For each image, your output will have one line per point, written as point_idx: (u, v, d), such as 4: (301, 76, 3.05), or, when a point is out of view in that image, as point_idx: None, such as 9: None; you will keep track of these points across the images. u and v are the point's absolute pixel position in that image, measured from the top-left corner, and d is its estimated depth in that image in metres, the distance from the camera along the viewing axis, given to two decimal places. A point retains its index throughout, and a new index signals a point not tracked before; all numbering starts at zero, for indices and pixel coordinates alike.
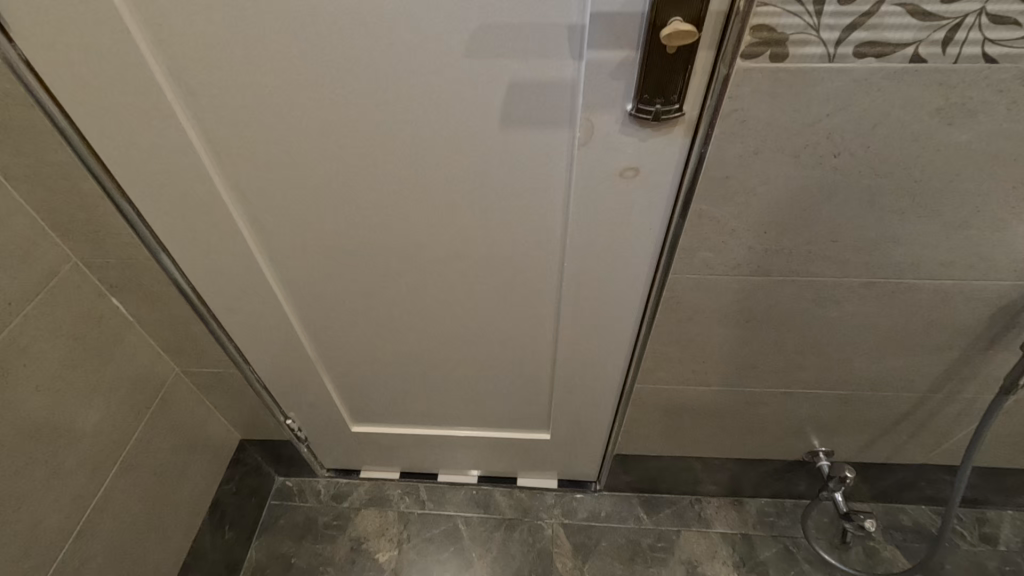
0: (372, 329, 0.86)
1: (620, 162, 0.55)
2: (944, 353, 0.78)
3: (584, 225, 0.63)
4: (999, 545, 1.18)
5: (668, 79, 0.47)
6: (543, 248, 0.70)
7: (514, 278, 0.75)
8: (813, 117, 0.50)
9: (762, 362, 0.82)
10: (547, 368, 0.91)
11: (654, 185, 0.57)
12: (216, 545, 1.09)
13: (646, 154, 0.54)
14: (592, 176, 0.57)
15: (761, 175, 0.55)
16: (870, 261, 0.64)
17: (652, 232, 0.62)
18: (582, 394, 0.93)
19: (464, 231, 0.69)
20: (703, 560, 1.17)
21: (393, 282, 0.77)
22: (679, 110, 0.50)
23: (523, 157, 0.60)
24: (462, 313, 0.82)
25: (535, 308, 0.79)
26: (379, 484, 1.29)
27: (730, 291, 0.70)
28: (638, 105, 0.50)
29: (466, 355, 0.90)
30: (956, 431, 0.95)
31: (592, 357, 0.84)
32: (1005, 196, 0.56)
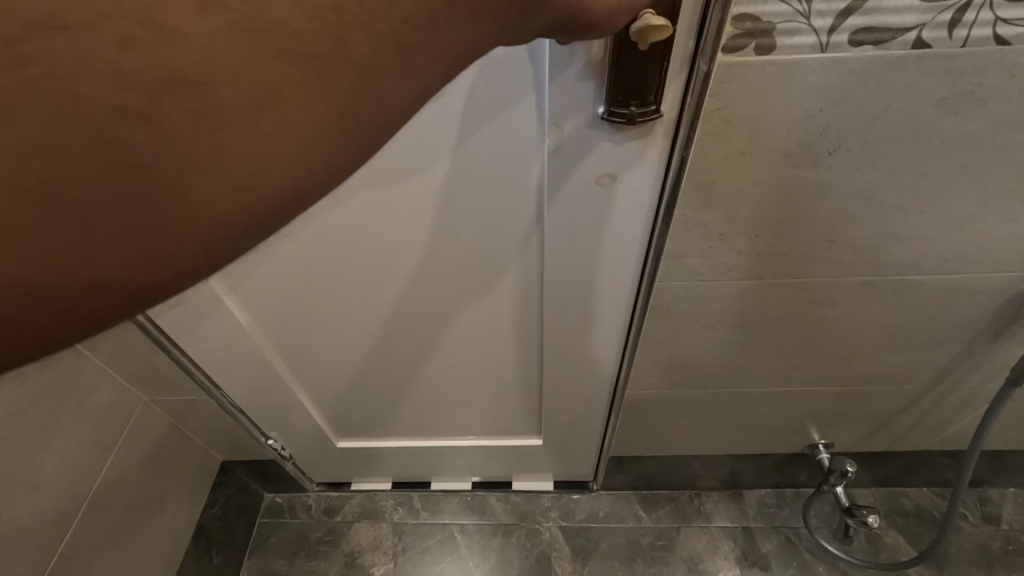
0: (346, 347, 0.82)
1: (595, 168, 0.50)
2: (947, 346, 0.74)
3: (561, 232, 0.57)
4: (1002, 525, 1.16)
5: (643, 79, 0.42)
6: (520, 256, 0.65)
7: (491, 288, 0.70)
8: (806, 112, 0.45)
9: (758, 363, 0.78)
10: (533, 376, 0.88)
11: (633, 190, 0.52)
12: (204, 570, 1.07)
13: (623, 159, 0.49)
14: (566, 184, 0.52)
15: (750, 177, 0.50)
16: (869, 260, 0.60)
17: (635, 240, 0.57)
18: (571, 403, 0.90)
19: (434, 243, 0.64)
20: (704, 557, 1.16)
21: (366, 299, 0.73)
22: (656, 111, 0.44)
23: (489, 165, 0.54)
24: (439, 327, 0.77)
25: (516, 318, 0.75)
26: (371, 494, 1.25)
27: (721, 296, 0.65)
28: (611, 107, 0.44)
29: (448, 368, 0.86)
30: (958, 419, 0.93)
31: (579, 368, 0.80)
32: (1015, 187, 0.51)
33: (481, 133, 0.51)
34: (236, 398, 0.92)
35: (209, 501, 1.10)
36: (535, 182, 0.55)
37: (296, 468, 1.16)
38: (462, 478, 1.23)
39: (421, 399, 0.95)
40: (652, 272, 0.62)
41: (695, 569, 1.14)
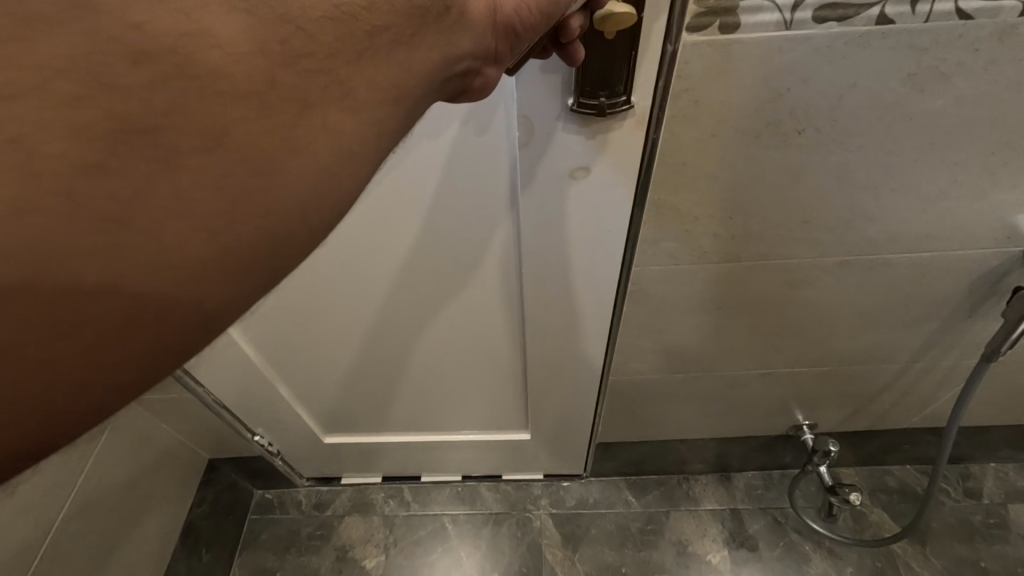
0: (329, 348, 0.82)
1: (568, 163, 0.50)
2: (924, 324, 0.75)
3: (538, 230, 0.57)
4: (983, 499, 1.19)
5: (610, 68, 0.42)
6: (499, 255, 0.65)
7: (472, 287, 0.70)
8: (773, 92, 0.45)
9: (739, 346, 0.78)
10: (519, 373, 0.88)
11: (606, 185, 0.52)
12: (194, 569, 1.07)
13: (595, 153, 0.49)
14: (538, 179, 0.52)
15: (722, 159, 0.50)
16: (844, 240, 0.60)
17: (613, 234, 0.57)
18: (557, 399, 0.90)
19: (409, 242, 0.63)
20: (693, 539, 1.17)
21: (344, 297, 0.72)
22: (627, 102, 0.44)
23: (461, 163, 0.54)
24: (421, 326, 0.77)
25: (499, 317, 0.75)
26: (361, 488, 1.25)
27: (699, 280, 0.66)
28: (580, 98, 0.44)
29: (433, 366, 0.86)
30: (937, 397, 0.94)
31: (564, 365, 0.80)
32: (984, 163, 0.52)
33: (451, 131, 0.50)
34: (219, 396, 0.91)
35: (196, 500, 1.09)
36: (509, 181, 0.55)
37: (285, 466, 1.15)
38: (453, 471, 1.23)
39: (407, 396, 0.94)
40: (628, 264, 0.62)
41: (684, 552, 1.16)
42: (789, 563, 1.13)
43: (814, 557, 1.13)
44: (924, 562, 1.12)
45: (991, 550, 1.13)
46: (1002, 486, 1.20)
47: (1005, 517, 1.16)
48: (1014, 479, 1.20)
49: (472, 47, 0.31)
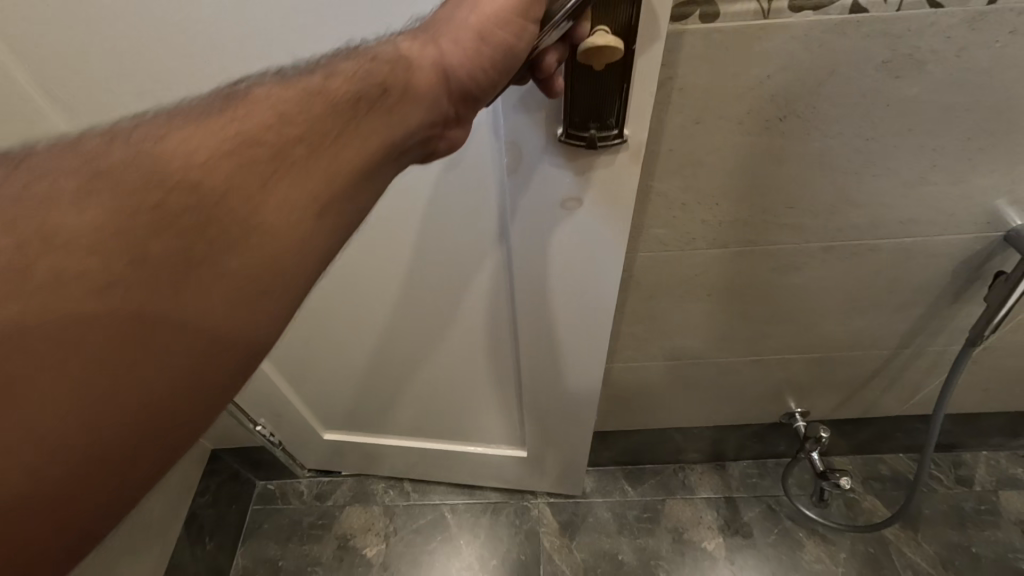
0: (331, 355, 0.85)
1: (558, 194, 0.51)
2: (909, 309, 0.77)
3: (532, 258, 0.58)
4: (974, 486, 1.20)
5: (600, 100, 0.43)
6: (495, 280, 0.66)
7: (469, 309, 0.71)
8: (754, 79, 0.46)
9: (729, 333, 0.80)
10: (518, 396, 0.88)
11: (588, 226, 0.54)
12: (198, 557, 1.09)
13: (584, 182, 0.49)
14: (527, 214, 0.53)
15: (706, 146, 0.52)
16: (828, 225, 0.61)
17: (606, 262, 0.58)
18: (558, 423, 0.89)
19: (405, 269, 0.66)
20: (689, 527, 1.19)
21: (342, 317, 0.76)
22: (615, 135, 0.45)
23: (454, 192, 0.55)
24: (419, 342, 0.79)
25: (498, 338, 0.76)
26: (362, 478, 1.27)
27: (688, 266, 0.67)
28: (569, 130, 0.45)
29: (433, 380, 0.87)
30: (926, 383, 0.96)
31: (563, 389, 0.80)
32: (962, 148, 0.53)
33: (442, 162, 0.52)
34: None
35: (199, 489, 1.11)
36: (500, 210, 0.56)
37: (287, 457, 1.17)
38: (450, 480, 1.22)
39: (408, 406, 0.96)
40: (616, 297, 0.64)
41: (680, 539, 1.17)
42: (783, 549, 1.15)
43: (807, 543, 1.15)
44: (916, 548, 1.14)
45: (983, 535, 1.14)
46: (994, 473, 1.22)
47: (996, 503, 1.18)
48: (1006, 466, 1.22)
49: (425, 116, 0.36)
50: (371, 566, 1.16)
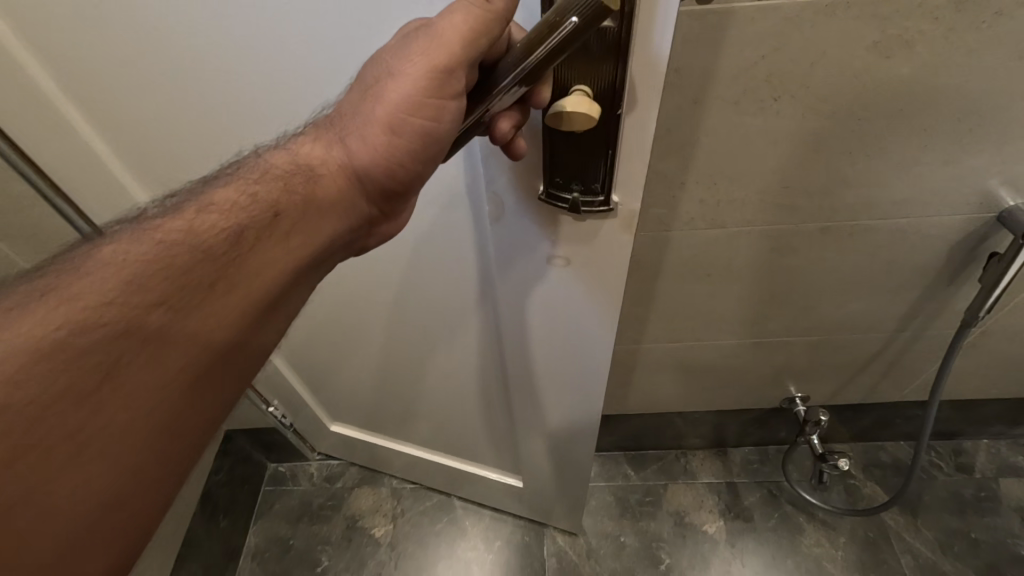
0: (336, 359, 0.88)
1: (539, 251, 0.50)
2: (905, 292, 0.79)
3: (516, 306, 0.58)
4: (974, 473, 1.21)
5: (586, 165, 0.41)
6: (484, 318, 0.66)
7: (460, 341, 0.72)
8: (748, 60, 0.49)
9: (728, 315, 0.82)
10: (510, 430, 0.88)
11: (576, 286, 0.53)
12: (212, 533, 1.12)
13: (566, 243, 0.48)
14: (509, 266, 0.53)
15: (703, 126, 0.54)
16: (823, 206, 0.63)
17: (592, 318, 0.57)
18: (554, 458, 0.87)
19: (397, 295, 0.68)
20: (690, 511, 1.21)
21: (345, 330, 0.80)
22: (601, 200, 0.43)
23: (441, 236, 0.56)
24: (415, 363, 0.81)
25: (490, 372, 0.76)
26: (372, 471, 1.29)
27: (687, 247, 0.69)
28: (550, 189, 0.43)
29: (430, 399, 0.89)
30: (925, 368, 0.97)
31: (553, 429, 0.79)
32: (953, 129, 0.55)
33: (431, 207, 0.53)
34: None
35: (213, 469, 1.15)
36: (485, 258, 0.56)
37: (297, 439, 1.20)
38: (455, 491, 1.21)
39: (409, 418, 0.98)
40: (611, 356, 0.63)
41: (681, 522, 1.20)
42: (783, 532, 1.17)
43: (807, 528, 1.17)
44: (915, 533, 1.15)
45: (982, 521, 1.15)
46: (994, 461, 1.23)
47: (996, 490, 1.19)
48: (1006, 454, 1.23)
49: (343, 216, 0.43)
50: (380, 546, 1.19)
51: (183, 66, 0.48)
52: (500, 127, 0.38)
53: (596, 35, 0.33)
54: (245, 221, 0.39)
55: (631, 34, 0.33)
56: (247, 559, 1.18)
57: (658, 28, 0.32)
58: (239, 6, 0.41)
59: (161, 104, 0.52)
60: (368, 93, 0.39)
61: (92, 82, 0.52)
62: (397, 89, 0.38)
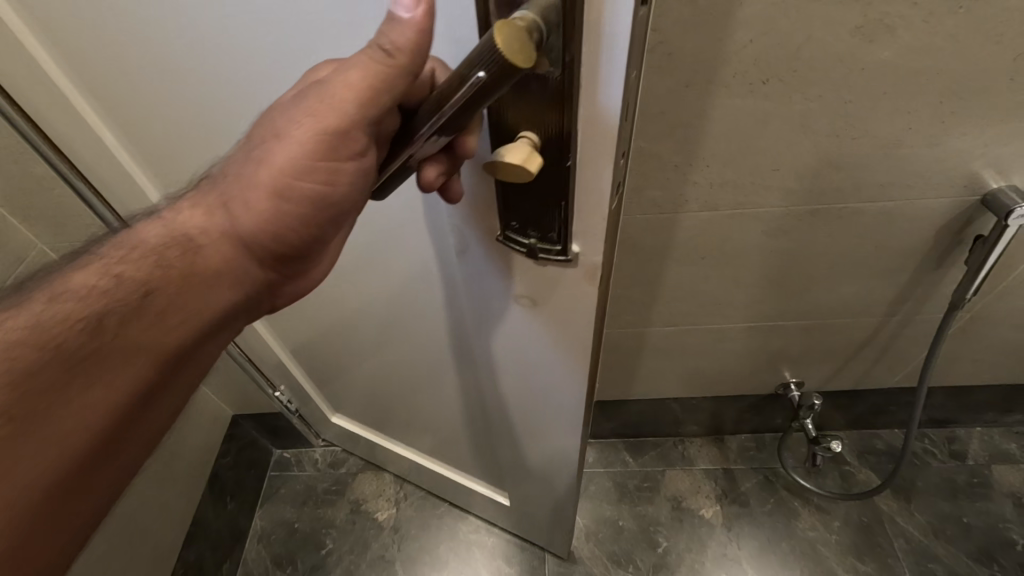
0: (337, 359, 0.91)
1: (512, 290, 0.51)
2: (895, 276, 0.81)
3: (493, 336, 0.59)
4: (968, 460, 1.23)
5: (542, 213, 0.41)
6: (464, 347, 0.67)
7: (444, 364, 0.73)
8: (737, 44, 0.51)
9: (722, 299, 0.85)
10: (494, 452, 0.88)
11: (549, 327, 0.54)
12: (219, 515, 1.15)
13: (537, 285, 0.49)
14: (485, 300, 0.54)
15: (695, 109, 0.57)
16: (813, 188, 0.66)
17: (565, 359, 0.57)
18: (537, 484, 0.87)
19: (384, 314, 0.70)
20: (687, 496, 1.23)
21: (342, 337, 0.82)
22: (557, 248, 0.43)
23: (422, 266, 0.57)
24: (405, 377, 0.82)
25: (472, 397, 0.77)
26: (378, 470, 1.29)
27: (681, 229, 0.72)
28: (509, 232, 0.44)
29: (421, 411, 0.91)
30: (917, 353, 0.99)
31: (533, 456, 0.79)
32: (935, 111, 0.57)
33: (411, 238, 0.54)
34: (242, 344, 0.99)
35: (221, 452, 1.18)
36: (460, 293, 0.57)
37: (303, 424, 1.23)
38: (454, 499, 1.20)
39: (404, 423, 1.00)
40: (588, 396, 0.62)
41: (679, 507, 1.22)
42: (778, 517, 1.19)
43: (802, 513, 1.19)
44: (908, 517, 1.17)
45: (975, 507, 1.17)
46: (988, 448, 1.25)
47: (989, 476, 1.21)
48: (999, 442, 1.25)
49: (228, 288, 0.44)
50: (383, 529, 1.22)
51: (183, 72, 0.51)
52: (428, 175, 0.39)
53: (538, 82, 0.32)
54: (109, 307, 0.40)
55: (574, 84, 0.32)
56: (252, 542, 1.20)
57: (603, 79, 0.31)
58: (227, 22, 0.44)
59: (166, 103, 0.55)
60: (251, 157, 0.40)
61: (103, 80, 0.56)
62: (285, 150, 0.38)
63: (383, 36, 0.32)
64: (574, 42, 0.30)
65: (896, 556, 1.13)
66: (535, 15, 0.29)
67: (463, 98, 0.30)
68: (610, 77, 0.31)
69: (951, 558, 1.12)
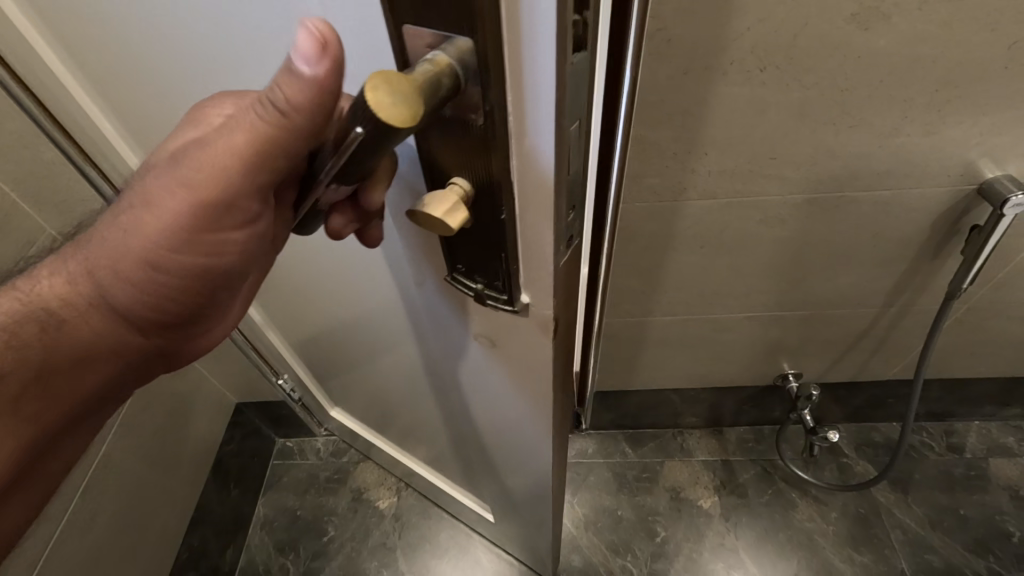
0: (337, 361, 0.92)
1: (473, 330, 0.50)
2: (892, 266, 0.82)
3: (462, 367, 0.58)
4: (965, 453, 1.24)
5: (487, 262, 0.39)
6: (439, 374, 0.66)
7: (425, 384, 0.73)
8: (734, 32, 0.52)
9: (721, 288, 0.85)
10: (477, 471, 0.88)
11: (512, 372, 0.52)
12: (222, 501, 1.17)
13: (495, 332, 0.47)
14: (451, 333, 0.53)
15: (693, 97, 0.58)
16: (810, 176, 0.67)
17: (528, 404, 0.55)
18: (518, 509, 0.86)
19: (369, 327, 0.71)
20: (686, 487, 1.24)
21: (337, 342, 0.84)
22: (504, 299, 0.41)
23: (396, 291, 0.57)
24: (394, 387, 0.83)
25: (452, 419, 0.77)
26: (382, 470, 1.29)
27: (680, 217, 0.73)
28: (457, 275, 0.43)
29: (412, 420, 0.91)
30: (914, 345, 1.00)
31: (509, 481, 0.78)
32: (930, 100, 0.58)
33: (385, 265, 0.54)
34: (246, 331, 1.00)
35: (225, 439, 1.19)
36: (429, 325, 0.56)
37: (305, 412, 1.24)
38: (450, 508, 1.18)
39: (398, 427, 1.00)
40: (555, 440, 0.60)
41: (677, 497, 1.23)
42: (776, 508, 1.20)
43: (800, 504, 1.20)
44: (905, 509, 1.18)
45: (971, 499, 1.18)
46: (985, 442, 1.26)
47: (986, 469, 1.22)
48: (997, 435, 1.26)
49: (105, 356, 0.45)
50: (384, 518, 1.23)
51: (171, 90, 0.49)
52: (336, 223, 0.41)
53: (464, 126, 0.31)
54: None
55: (504, 134, 0.30)
56: (255, 529, 1.22)
57: (533, 130, 0.29)
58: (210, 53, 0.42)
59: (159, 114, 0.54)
60: (118, 225, 0.40)
61: (101, 86, 0.55)
62: (154, 219, 0.39)
63: (275, 97, 0.31)
64: (493, 89, 0.28)
65: (892, 547, 1.14)
66: (449, 59, 0.28)
67: (343, 153, 0.29)
68: (539, 133, 0.29)
69: (947, 549, 1.13)
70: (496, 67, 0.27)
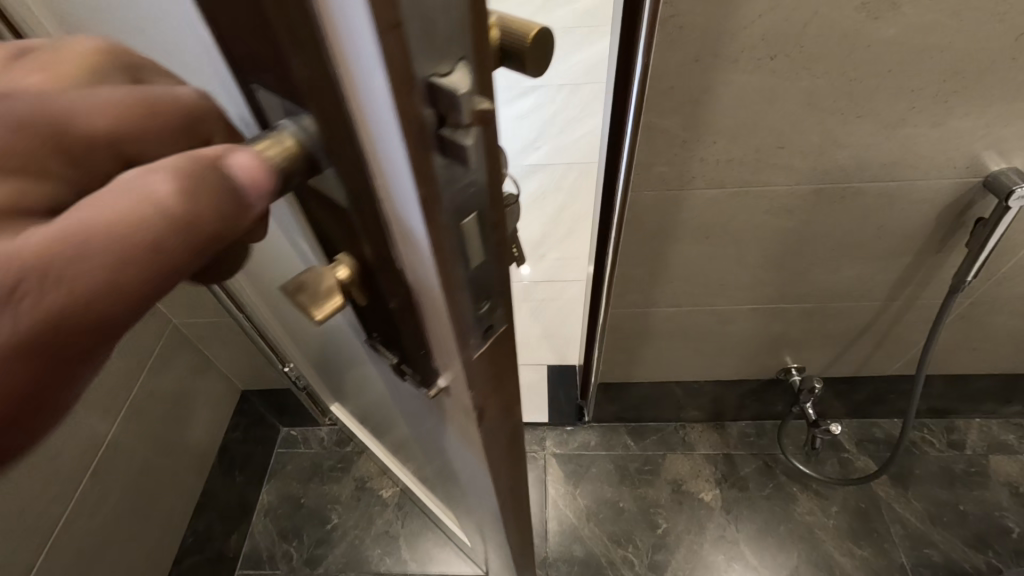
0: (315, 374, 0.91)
1: (407, 389, 0.48)
2: (896, 259, 0.82)
3: (408, 411, 0.57)
4: (966, 450, 1.25)
5: (395, 338, 0.36)
6: (392, 409, 0.66)
7: (385, 412, 0.72)
8: (744, 19, 0.53)
9: (726, 278, 0.86)
10: (445, 493, 0.88)
11: (449, 429, 0.51)
12: (227, 487, 1.18)
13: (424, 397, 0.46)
14: (392, 385, 0.52)
15: (702, 84, 0.58)
16: (817, 166, 0.67)
17: (467, 459, 0.54)
18: (484, 535, 0.86)
19: (329, 357, 0.70)
20: (687, 479, 1.25)
21: (309, 358, 0.83)
22: (417, 377, 0.39)
23: (342, 336, 0.55)
24: (362, 406, 0.82)
25: (415, 447, 0.76)
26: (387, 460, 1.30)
27: (687, 207, 0.73)
28: (373, 341, 0.40)
29: (385, 437, 0.90)
30: (917, 339, 1.01)
31: (471, 509, 0.78)
32: (938, 90, 0.59)
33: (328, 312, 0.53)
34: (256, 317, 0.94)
35: (230, 426, 1.20)
36: (373, 371, 0.55)
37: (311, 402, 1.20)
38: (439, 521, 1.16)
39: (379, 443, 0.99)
40: (499, 492, 0.59)
41: (678, 490, 1.24)
42: (776, 501, 1.21)
43: (800, 497, 1.21)
44: (905, 504, 1.19)
45: (971, 495, 1.19)
46: (986, 439, 1.26)
47: (986, 466, 1.22)
48: (997, 433, 1.27)
49: None
50: (388, 506, 1.24)
51: None
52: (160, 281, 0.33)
53: (338, 209, 0.27)
54: None
55: (380, 229, 0.27)
56: (260, 516, 1.23)
57: (407, 233, 0.26)
58: None
59: None
60: None
61: None
62: None
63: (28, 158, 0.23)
64: (351, 180, 0.24)
65: (892, 542, 1.14)
66: (295, 139, 0.24)
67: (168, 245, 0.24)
68: (412, 239, 0.26)
69: (947, 544, 1.14)
70: (351, 163, 0.24)
